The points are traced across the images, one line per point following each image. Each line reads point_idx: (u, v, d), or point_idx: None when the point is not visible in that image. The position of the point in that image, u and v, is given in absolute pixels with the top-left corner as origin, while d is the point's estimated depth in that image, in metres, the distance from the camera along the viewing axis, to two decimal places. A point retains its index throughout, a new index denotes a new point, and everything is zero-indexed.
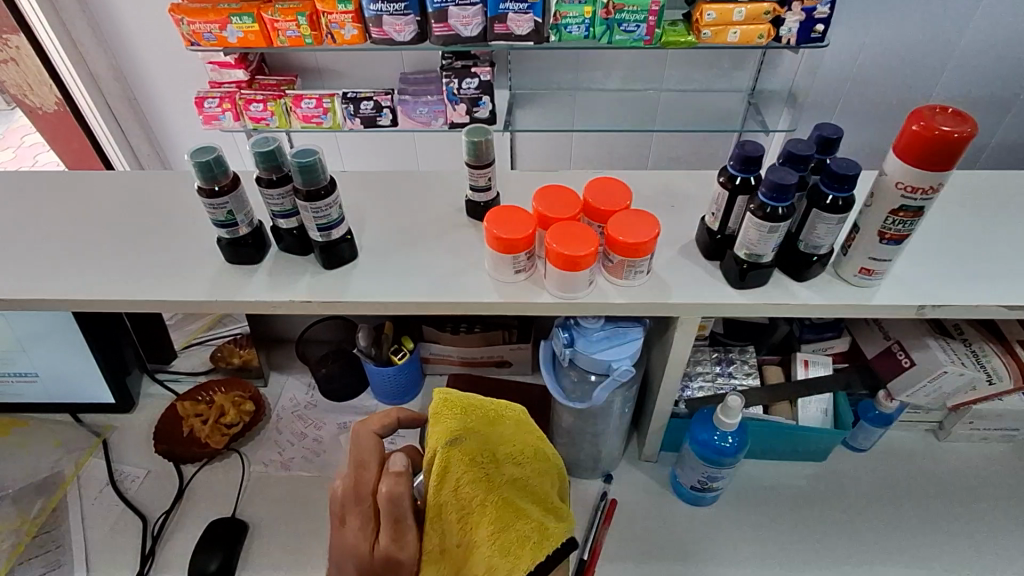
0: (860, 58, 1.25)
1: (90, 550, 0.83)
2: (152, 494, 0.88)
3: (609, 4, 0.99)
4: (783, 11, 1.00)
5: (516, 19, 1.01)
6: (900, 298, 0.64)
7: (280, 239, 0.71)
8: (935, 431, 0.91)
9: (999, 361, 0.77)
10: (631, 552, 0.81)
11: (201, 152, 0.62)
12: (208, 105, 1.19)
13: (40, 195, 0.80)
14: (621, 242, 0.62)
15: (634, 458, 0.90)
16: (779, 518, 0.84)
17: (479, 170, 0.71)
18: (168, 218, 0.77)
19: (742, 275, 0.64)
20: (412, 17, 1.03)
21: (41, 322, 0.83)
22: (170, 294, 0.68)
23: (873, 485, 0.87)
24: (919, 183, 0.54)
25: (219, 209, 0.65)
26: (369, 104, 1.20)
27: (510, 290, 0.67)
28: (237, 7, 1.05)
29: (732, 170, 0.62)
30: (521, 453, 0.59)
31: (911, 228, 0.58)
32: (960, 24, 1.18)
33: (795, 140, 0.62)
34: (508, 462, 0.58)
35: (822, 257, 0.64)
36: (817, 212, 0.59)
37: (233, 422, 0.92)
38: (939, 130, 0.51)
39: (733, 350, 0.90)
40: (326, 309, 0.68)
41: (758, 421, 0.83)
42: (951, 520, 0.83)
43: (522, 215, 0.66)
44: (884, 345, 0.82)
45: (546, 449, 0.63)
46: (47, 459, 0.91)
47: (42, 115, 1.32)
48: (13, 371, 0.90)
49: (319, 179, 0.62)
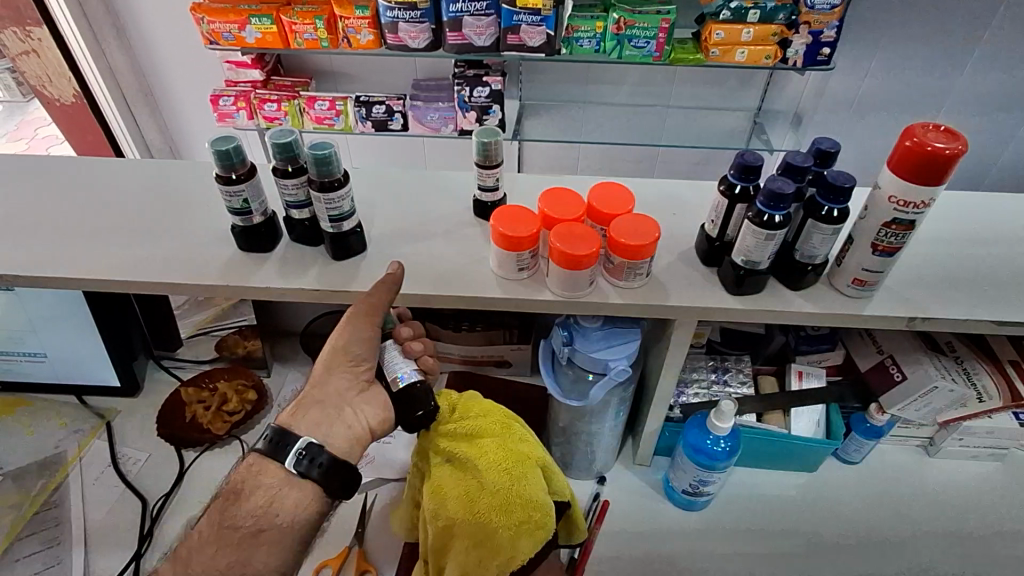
0: (863, 83, 1.28)
1: (88, 530, 0.84)
2: (153, 477, 0.90)
3: (620, 19, 1.02)
4: (790, 33, 1.03)
5: (529, 31, 1.03)
6: (891, 310, 0.66)
7: (291, 229, 0.73)
8: (925, 447, 0.92)
9: (989, 379, 0.79)
10: (621, 552, 0.82)
11: (223, 141, 0.64)
12: (223, 103, 1.22)
13: (59, 177, 0.82)
14: (623, 243, 0.64)
15: (627, 462, 0.92)
16: (769, 527, 0.85)
17: (488, 170, 0.73)
18: (184, 205, 0.79)
19: (739, 281, 0.66)
20: (428, 25, 1.06)
21: (50, 306, 0.85)
22: (183, 278, 0.70)
23: (862, 498, 0.88)
24: (910, 198, 0.56)
25: (235, 197, 0.67)
26: (381, 108, 1.22)
27: (512, 286, 0.69)
28: (257, 9, 1.08)
29: (732, 178, 0.64)
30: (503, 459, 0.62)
31: (903, 240, 0.60)
32: (962, 55, 1.21)
33: (795, 151, 0.64)
34: (494, 470, 0.61)
35: (817, 267, 0.66)
36: (812, 222, 0.61)
37: (235, 410, 0.94)
38: (931, 147, 0.53)
39: (728, 358, 0.92)
40: (333, 298, 0.70)
41: (750, 429, 0.85)
42: (935, 533, 0.85)
43: (528, 216, 0.68)
44: (876, 359, 0.84)
45: (518, 438, 0.65)
46: (51, 438, 0.93)
47: (59, 106, 1.36)
48: (23, 351, 0.92)
49: (333, 171, 0.64)
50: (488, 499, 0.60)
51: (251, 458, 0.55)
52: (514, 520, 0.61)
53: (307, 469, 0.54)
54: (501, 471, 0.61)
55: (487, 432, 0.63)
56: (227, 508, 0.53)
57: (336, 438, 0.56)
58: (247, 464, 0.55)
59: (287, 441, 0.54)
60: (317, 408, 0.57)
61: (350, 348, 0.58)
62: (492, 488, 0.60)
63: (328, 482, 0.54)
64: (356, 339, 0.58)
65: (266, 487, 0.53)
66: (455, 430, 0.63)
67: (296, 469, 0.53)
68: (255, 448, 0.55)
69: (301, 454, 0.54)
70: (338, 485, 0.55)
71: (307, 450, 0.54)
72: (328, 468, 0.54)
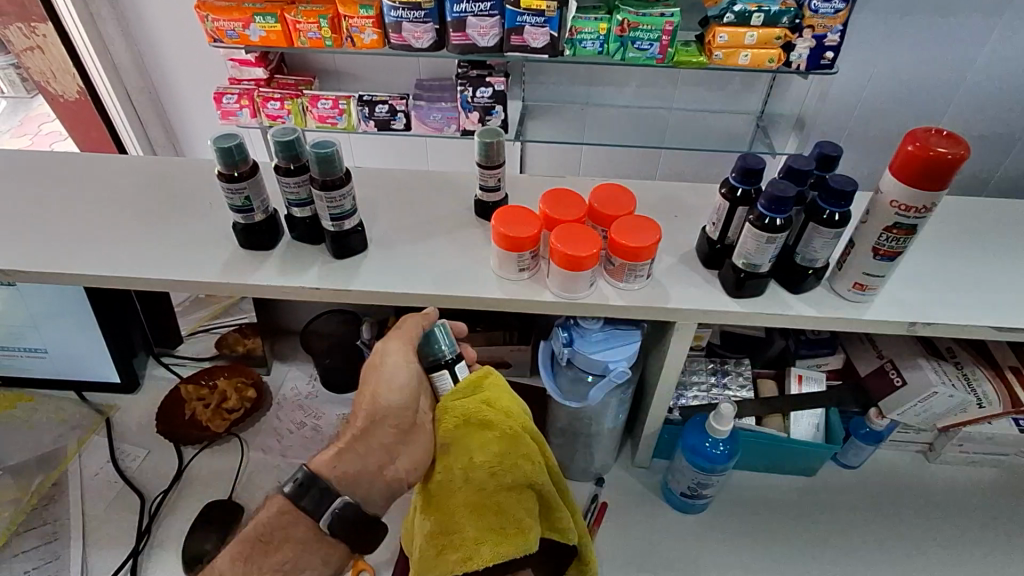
0: (866, 88, 1.28)
1: (86, 526, 0.84)
2: (152, 474, 0.90)
3: (623, 21, 1.02)
4: (793, 37, 1.03)
5: (532, 32, 1.03)
6: (891, 315, 0.66)
7: (293, 228, 0.73)
8: (925, 453, 0.92)
9: (989, 385, 0.79)
10: (619, 554, 0.82)
11: (225, 139, 0.65)
12: (226, 101, 1.22)
13: (61, 173, 0.83)
14: (623, 245, 0.64)
15: (625, 464, 0.91)
16: (769, 530, 0.85)
17: (490, 170, 0.73)
18: (186, 203, 0.79)
19: (739, 284, 0.66)
20: (431, 25, 1.06)
21: (52, 301, 0.85)
22: (184, 275, 0.70)
23: (862, 503, 0.88)
24: (913, 203, 0.56)
25: (236, 194, 0.67)
26: (384, 108, 1.22)
27: (513, 287, 0.69)
28: (262, 7, 1.08)
29: (734, 181, 0.64)
30: (499, 462, 0.59)
31: (904, 245, 0.60)
32: (966, 60, 1.20)
33: (796, 155, 0.65)
34: (484, 470, 0.59)
35: (818, 271, 0.66)
36: (814, 226, 0.61)
37: (235, 408, 0.94)
38: (934, 151, 0.53)
39: (728, 361, 0.91)
40: (334, 297, 0.70)
41: (750, 432, 0.84)
42: (934, 539, 0.85)
43: (530, 216, 0.68)
44: (877, 363, 0.84)
45: (523, 440, 0.60)
46: (50, 434, 0.93)
47: (62, 102, 1.38)
48: (23, 346, 0.92)
49: (335, 169, 0.64)
50: (468, 492, 0.59)
51: (282, 503, 0.57)
52: (482, 521, 0.60)
53: (337, 527, 0.57)
54: (488, 474, 0.59)
55: (490, 428, 0.58)
56: (254, 554, 0.57)
57: (373, 492, 0.59)
58: (278, 510, 0.57)
59: (324, 500, 0.56)
60: (357, 462, 0.58)
61: (384, 398, 0.58)
62: (477, 482, 0.59)
63: (357, 538, 0.58)
64: (392, 394, 0.58)
65: (296, 541, 0.57)
66: (460, 421, 0.58)
67: (329, 527, 0.57)
68: (283, 492, 0.56)
69: (336, 513, 0.56)
70: (367, 542, 0.58)
71: (341, 511, 0.56)
72: (358, 526, 0.57)
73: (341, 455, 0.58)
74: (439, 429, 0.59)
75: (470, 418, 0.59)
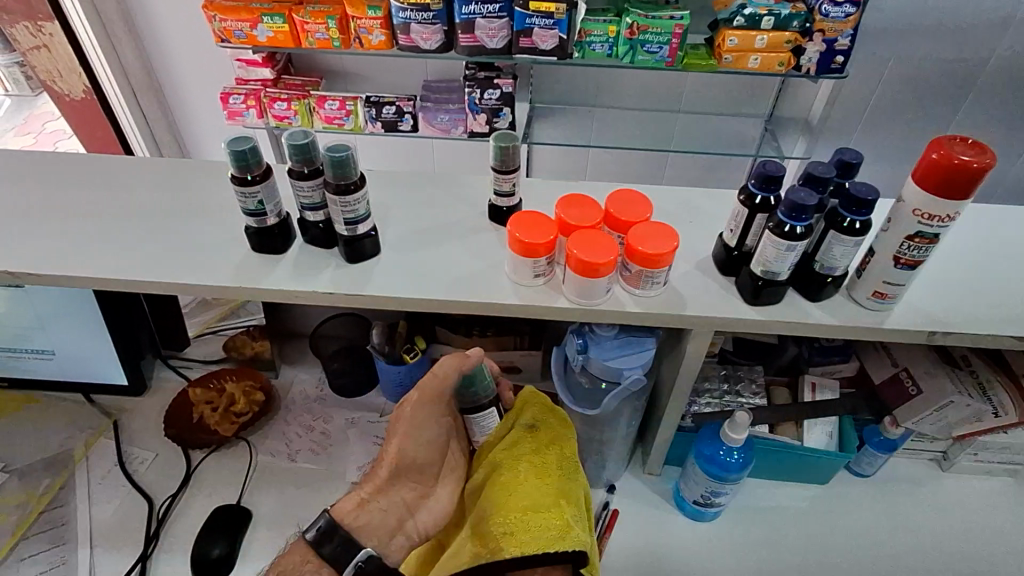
0: (876, 92, 1.27)
1: (94, 530, 0.84)
2: (160, 478, 0.89)
3: (633, 24, 1.01)
4: (803, 41, 1.02)
5: (541, 34, 1.02)
6: (911, 324, 0.65)
7: (305, 231, 0.72)
8: (939, 461, 0.91)
9: (1005, 395, 0.78)
10: (631, 562, 0.81)
11: (238, 142, 0.64)
12: (233, 102, 1.21)
13: (70, 174, 0.82)
14: (641, 252, 0.64)
15: (637, 471, 0.91)
16: (781, 539, 0.84)
17: (505, 174, 0.73)
18: (196, 205, 0.79)
19: (756, 292, 0.65)
20: (440, 26, 1.05)
21: (60, 302, 0.84)
22: (195, 278, 0.69)
23: (875, 511, 0.87)
24: (935, 211, 0.56)
25: (250, 198, 0.66)
26: (391, 109, 1.21)
27: (528, 293, 0.68)
28: (270, 8, 1.08)
29: (753, 188, 0.64)
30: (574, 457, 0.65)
31: (925, 254, 0.60)
32: (977, 64, 1.19)
33: (816, 163, 0.64)
34: (566, 459, 0.64)
35: (837, 279, 0.65)
36: (834, 234, 0.61)
37: (243, 411, 0.94)
38: (958, 160, 0.52)
39: (741, 368, 0.91)
40: (347, 302, 0.69)
41: (764, 441, 0.84)
42: (947, 548, 0.84)
43: (544, 221, 0.67)
44: (891, 371, 0.83)
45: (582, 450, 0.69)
46: (57, 437, 0.92)
47: (68, 101, 1.34)
48: (30, 348, 0.91)
49: (350, 173, 0.63)
50: (554, 473, 0.62)
51: (302, 549, 0.55)
52: (568, 506, 0.60)
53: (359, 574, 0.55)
54: (573, 462, 0.64)
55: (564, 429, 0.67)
56: None
57: (393, 546, 0.59)
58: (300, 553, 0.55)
59: (347, 550, 0.54)
60: (377, 516, 0.58)
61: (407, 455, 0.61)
62: (559, 465, 0.63)
63: None
64: (413, 455, 0.60)
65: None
66: (543, 416, 0.67)
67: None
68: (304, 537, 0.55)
69: (359, 566, 0.54)
70: None
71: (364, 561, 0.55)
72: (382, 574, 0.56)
73: (363, 508, 0.58)
74: (521, 418, 0.66)
75: (551, 414, 0.68)
